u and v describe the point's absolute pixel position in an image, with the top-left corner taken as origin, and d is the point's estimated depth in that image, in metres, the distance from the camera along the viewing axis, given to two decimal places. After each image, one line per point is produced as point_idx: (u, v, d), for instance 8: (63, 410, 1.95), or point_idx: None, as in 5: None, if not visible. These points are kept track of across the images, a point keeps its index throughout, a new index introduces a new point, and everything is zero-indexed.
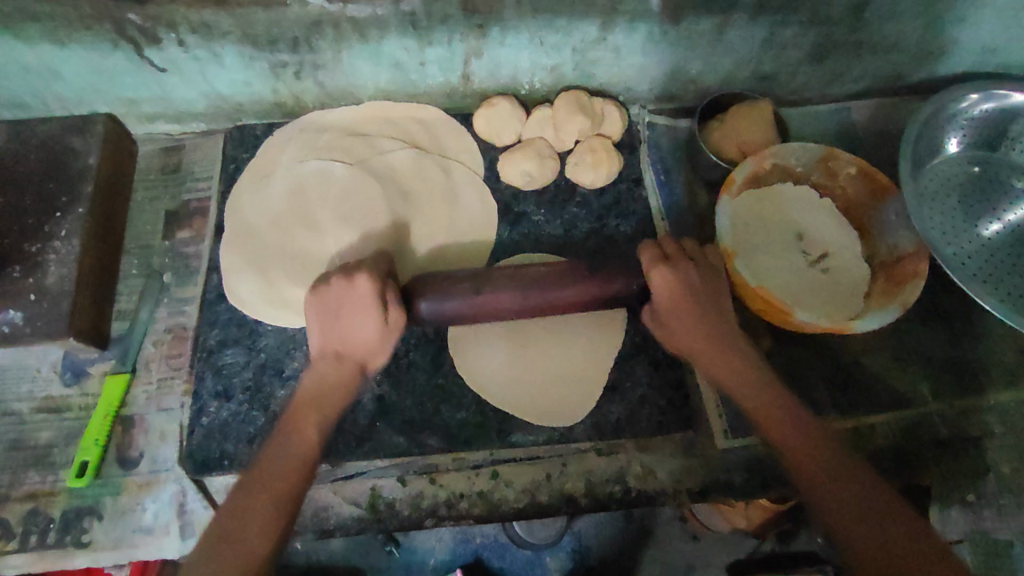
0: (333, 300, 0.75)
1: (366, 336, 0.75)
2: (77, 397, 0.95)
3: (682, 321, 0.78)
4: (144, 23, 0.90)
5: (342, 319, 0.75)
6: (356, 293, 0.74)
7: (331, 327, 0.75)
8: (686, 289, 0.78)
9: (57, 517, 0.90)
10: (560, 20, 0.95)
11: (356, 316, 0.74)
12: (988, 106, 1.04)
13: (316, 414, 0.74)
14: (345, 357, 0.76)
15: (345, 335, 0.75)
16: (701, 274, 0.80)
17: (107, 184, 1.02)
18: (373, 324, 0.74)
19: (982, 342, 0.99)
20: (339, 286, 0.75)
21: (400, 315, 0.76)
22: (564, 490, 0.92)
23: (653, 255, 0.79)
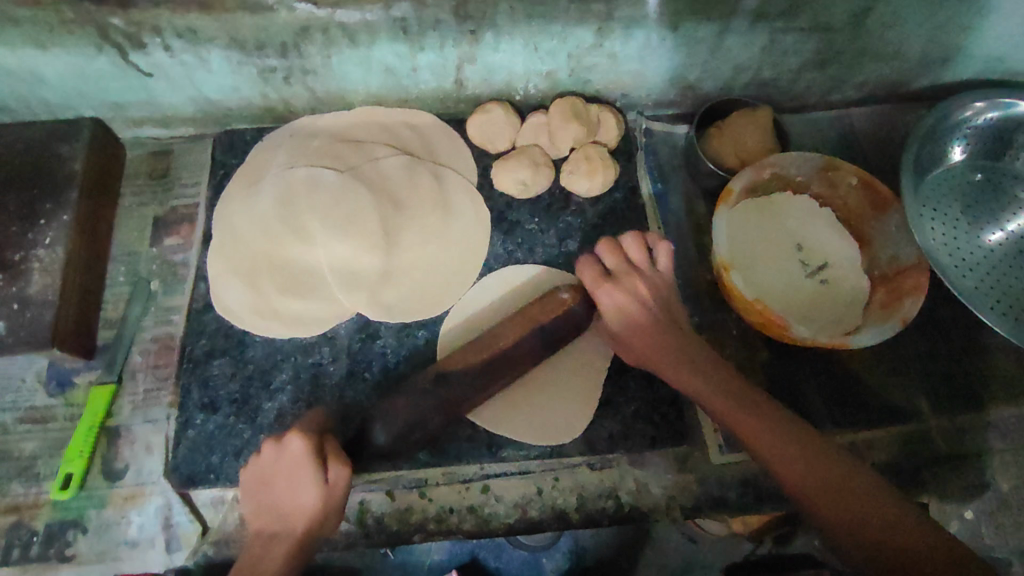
0: (267, 469, 0.70)
1: (301, 504, 0.68)
2: (63, 408, 0.94)
3: (622, 321, 0.82)
4: (128, 28, 0.88)
5: (278, 485, 0.69)
6: (287, 460, 0.69)
7: (269, 497, 0.70)
8: (630, 300, 0.82)
9: (41, 530, 0.89)
10: (555, 26, 0.93)
11: (289, 484, 0.68)
12: (992, 114, 1.02)
13: None
14: (282, 530, 0.68)
15: (279, 505, 0.69)
16: (648, 285, 0.83)
17: (94, 190, 1.01)
18: (308, 486, 0.68)
19: (983, 355, 0.97)
20: (270, 453, 0.70)
21: (340, 471, 0.69)
22: (555, 506, 0.91)
23: (595, 273, 0.84)
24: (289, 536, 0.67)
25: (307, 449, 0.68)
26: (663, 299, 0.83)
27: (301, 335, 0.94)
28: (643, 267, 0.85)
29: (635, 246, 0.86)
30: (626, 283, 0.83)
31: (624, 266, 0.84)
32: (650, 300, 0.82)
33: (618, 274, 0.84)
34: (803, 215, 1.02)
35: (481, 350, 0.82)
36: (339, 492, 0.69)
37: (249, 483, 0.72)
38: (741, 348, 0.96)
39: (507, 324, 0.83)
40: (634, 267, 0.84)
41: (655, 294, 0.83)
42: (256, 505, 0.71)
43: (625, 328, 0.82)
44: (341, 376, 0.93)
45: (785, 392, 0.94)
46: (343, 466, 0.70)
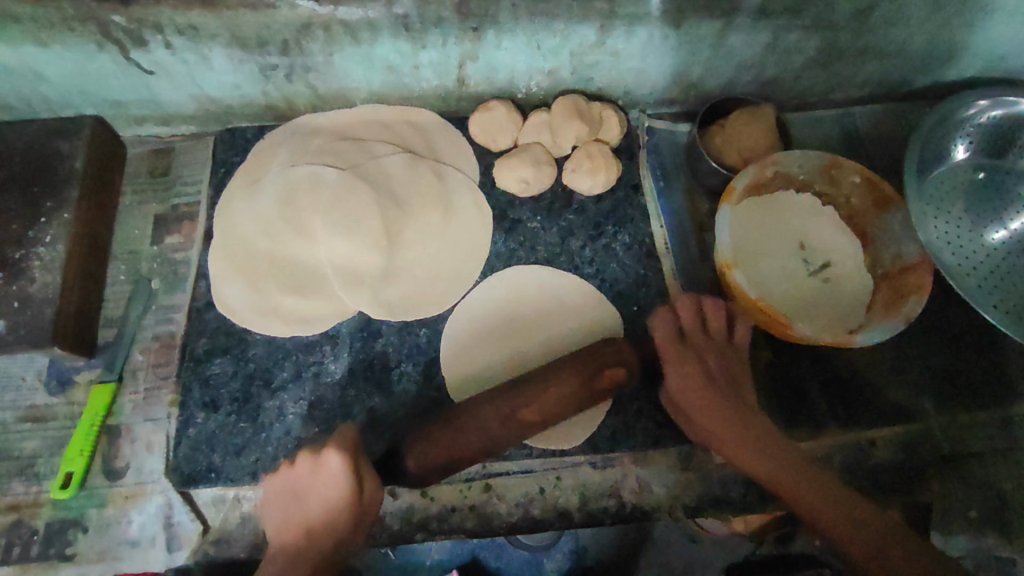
0: (300, 482, 0.76)
1: (328, 517, 0.73)
2: (63, 406, 0.94)
3: (682, 380, 0.79)
4: (129, 25, 0.87)
5: (307, 500, 0.75)
6: (321, 475, 0.74)
7: (297, 507, 0.76)
8: (697, 366, 0.80)
9: (41, 529, 0.89)
10: (558, 23, 0.93)
11: (321, 497, 0.74)
12: (995, 112, 1.02)
13: None
14: (304, 542, 0.73)
15: (305, 518, 0.74)
16: (715, 356, 0.82)
17: (94, 188, 1.00)
18: (337, 499, 0.73)
19: (987, 353, 0.97)
20: (306, 468, 0.75)
21: (376, 490, 0.75)
22: (557, 505, 0.90)
23: (668, 332, 0.83)
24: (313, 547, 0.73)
25: (344, 467, 0.73)
26: (728, 369, 0.83)
27: (302, 334, 0.94)
28: (715, 333, 0.85)
29: (714, 309, 0.86)
30: (695, 347, 0.82)
31: (699, 330, 0.84)
32: (716, 367, 0.81)
33: (691, 336, 0.84)
34: (804, 214, 1.02)
35: (531, 410, 0.76)
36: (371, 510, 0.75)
37: (275, 494, 0.78)
38: (744, 347, 0.96)
39: (560, 378, 0.77)
40: (707, 333, 0.85)
41: (722, 364, 0.83)
42: (280, 518, 0.76)
43: (688, 395, 0.79)
44: (342, 374, 0.92)
45: (787, 391, 0.93)
46: (378, 488, 0.76)
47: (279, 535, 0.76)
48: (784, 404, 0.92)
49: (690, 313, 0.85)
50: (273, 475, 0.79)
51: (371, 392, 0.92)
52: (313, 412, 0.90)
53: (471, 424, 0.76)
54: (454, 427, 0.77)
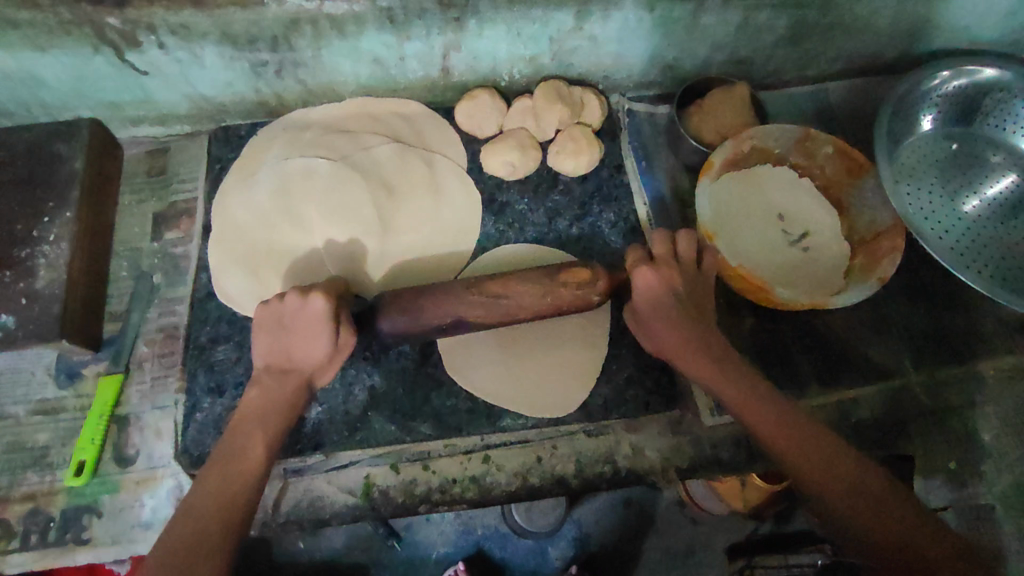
0: (286, 314, 0.78)
1: (317, 352, 0.78)
2: (72, 399, 0.97)
3: (649, 304, 0.78)
4: (123, 27, 0.91)
5: (292, 332, 0.78)
6: (308, 312, 0.77)
7: (283, 338, 0.79)
8: (665, 291, 0.78)
9: (57, 516, 0.91)
10: (536, 11, 0.97)
11: (306, 331, 0.78)
12: (959, 82, 1.06)
13: (261, 429, 0.76)
14: (290, 368, 0.79)
15: (291, 349, 0.79)
16: (685, 279, 0.80)
17: (94, 188, 1.03)
18: (324, 341, 0.77)
19: (964, 312, 1.00)
20: (293, 302, 0.78)
21: (349, 337, 0.79)
22: (556, 472, 0.92)
23: (639, 257, 0.80)
24: (300, 373, 0.79)
25: (327, 310, 0.76)
26: (696, 294, 0.80)
27: None
28: (685, 261, 0.81)
29: (686, 237, 0.81)
30: (666, 272, 0.79)
31: (670, 256, 0.81)
32: (685, 292, 0.79)
33: (662, 262, 0.80)
34: (785, 185, 1.05)
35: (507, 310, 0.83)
36: (344, 352, 0.80)
37: (263, 322, 0.80)
38: (728, 314, 0.99)
39: (536, 286, 0.82)
40: (678, 259, 0.81)
41: (691, 290, 0.80)
42: (268, 342, 0.80)
43: (656, 321, 0.78)
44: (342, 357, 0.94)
45: (773, 356, 0.97)
46: (353, 333, 0.80)
47: (264, 360, 0.80)
48: (770, 368, 0.96)
49: (665, 245, 0.81)
50: (264, 306, 0.80)
51: (370, 368, 0.92)
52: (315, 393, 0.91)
53: (446, 307, 0.84)
54: (430, 301, 0.84)
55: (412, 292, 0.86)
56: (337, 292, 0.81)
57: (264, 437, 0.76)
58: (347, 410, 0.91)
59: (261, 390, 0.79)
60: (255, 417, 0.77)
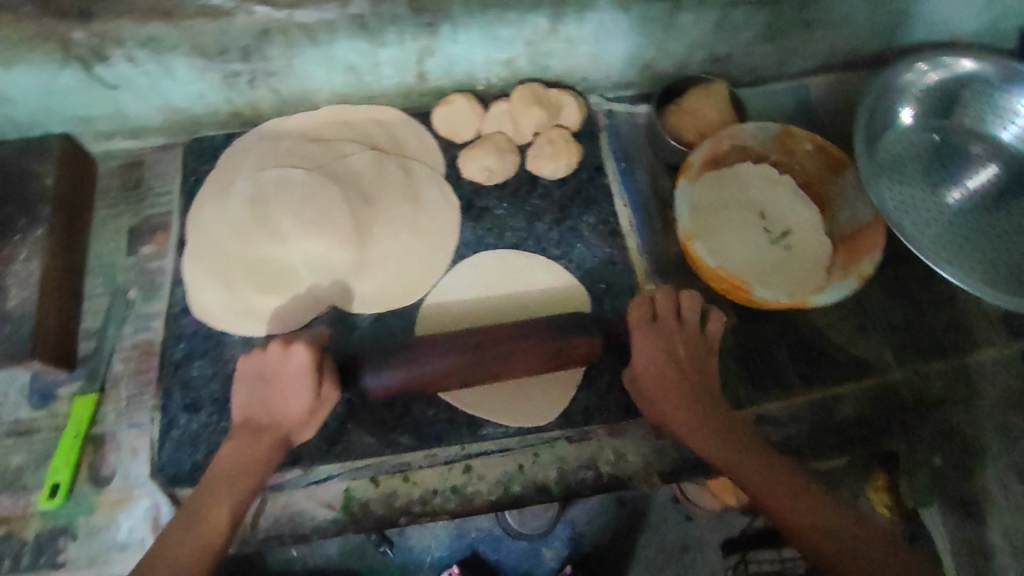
0: (270, 366, 0.80)
1: (294, 407, 0.79)
2: (46, 419, 0.95)
3: (650, 364, 0.82)
4: (91, 41, 0.89)
5: (273, 386, 0.80)
6: (290, 364, 0.79)
7: (263, 392, 0.80)
8: (663, 352, 0.82)
9: (31, 540, 0.90)
10: (510, 14, 0.96)
11: (289, 386, 0.79)
12: (936, 75, 1.06)
13: (232, 484, 0.76)
14: (267, 421, 0.79)
15: (270, 404, 0.80)
16: (686, 340, 0.84)
17: (66, 204, 1.02)
18: (303, 394, 0.78)
19: (945, 306, 0.99)
20: (275, 353, 0.80)
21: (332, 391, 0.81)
22: (537, 481, 0.91)
23: (643, 314, 0.84)
24: (276, 428, 0.79)
25: (310, 364, 0.78)
26: (695, 355, 0.84)
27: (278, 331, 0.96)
28: (687, 320, 0.85)
29: (689, 298, 0.85)
30: (666, 334, 0.83)
31: (672, 315, 0.84)
32: (683, 353, 0.83)
33: (663, 321, 0.84)
34: (765, 183, 1.04)
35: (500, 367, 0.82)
36: (325, 406, 0.81)
37: (246, 376, 0.81)
38: None
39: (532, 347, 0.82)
40: (680, 320, 0.85)
41: (692, 354, 0.83)
42: (247, 396, 0.81)
43: (650, 378, 0.82)
44: None
45: (754, 356, 0.96)
46: (336, 387, 0.81)
47: (242, 412, 0.81)
48: (752, 368, 0.95)
49: (669, 304, 0.85)
50: (246, 360, 0.82)
51: None
52: None
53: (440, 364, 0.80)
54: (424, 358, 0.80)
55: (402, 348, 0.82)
56: (321, 345, 0.82)
57: (233, 492, 0.76)
58: (324, 423, 0.89)
59: (234, 447, 0.78)
60: (228, 472, 0.76)
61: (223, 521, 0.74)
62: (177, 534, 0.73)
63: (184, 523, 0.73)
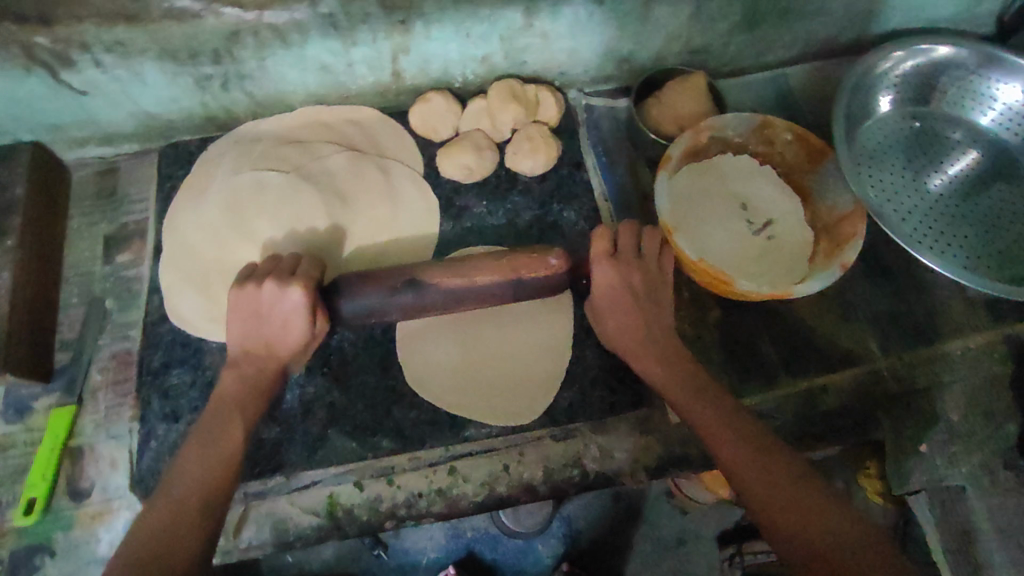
0: (264, 303, 0.80)
1: (292, 340, 0.80)
2: (23, 434, 0.93)
3: (603, 295, 0.85)
4: (55, 46, 0.87)
5: (268, 320, 0.80)
6: (286, 304, 0.79)
7: (258, 326, 0.81)
8: (620, 283, 0.84)
9: (7, 557, 0.88)
10: (483, 9, 0.95)
11: (283, 321, 0.79)
12: (914, 62, 1.05)
13: (239, 410, 0.77)
14: (266, 354, 0.81)
15: (267, 337, 0.81)
16: (644, 275, 0.86)
17: (38, 214, 1.00)
18: (300, 329, 0.79)
19: (927, 294, 0.99)
20: (270, 291, 0.79)
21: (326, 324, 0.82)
22: (523, 480, 0.89)
23: (602, 245, 0.86)
24: (273, 360, 0.81)
25: (305, 303, 0.78)
26: (654, 291, 0.86)
27: None
28: (647, 256, 0.87)
29: (650, 236, 0.88)
30: (624, 267, 0.85)
31: (630, 251, 0.86)
32: (640, 285, 0.84)
33: (623, 255, 0.86)
34: (745, 174, 1.04)
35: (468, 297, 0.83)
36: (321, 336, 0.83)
37: (236, 308, 0.81)
38: (694, 309, 0.98)
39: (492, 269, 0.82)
40: (640, 254, 0.87)
41: (649, 284, 0.85)
42: (240, 328, 0.81)
43: (608, 309, 0.85)
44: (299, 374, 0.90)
45: (738, 348, 0.95)
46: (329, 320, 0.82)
47: (237, 345, 0.81)
48: (736, 360, 0.95)
49: (629, 238, 0.88)
50: (237, 294, 0.81)
51: (329, 384, 0.90)
52: (273, 413, 0.88)
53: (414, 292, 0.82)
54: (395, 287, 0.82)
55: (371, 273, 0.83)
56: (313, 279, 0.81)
57: (242, 419, 0.76)
58: (306, 429, 0.88)
59: (234, 378, 0.80)
60: (230, 400, 0.78)
61: (228, 448, 0.74)
62: (188, 462, 0.72)
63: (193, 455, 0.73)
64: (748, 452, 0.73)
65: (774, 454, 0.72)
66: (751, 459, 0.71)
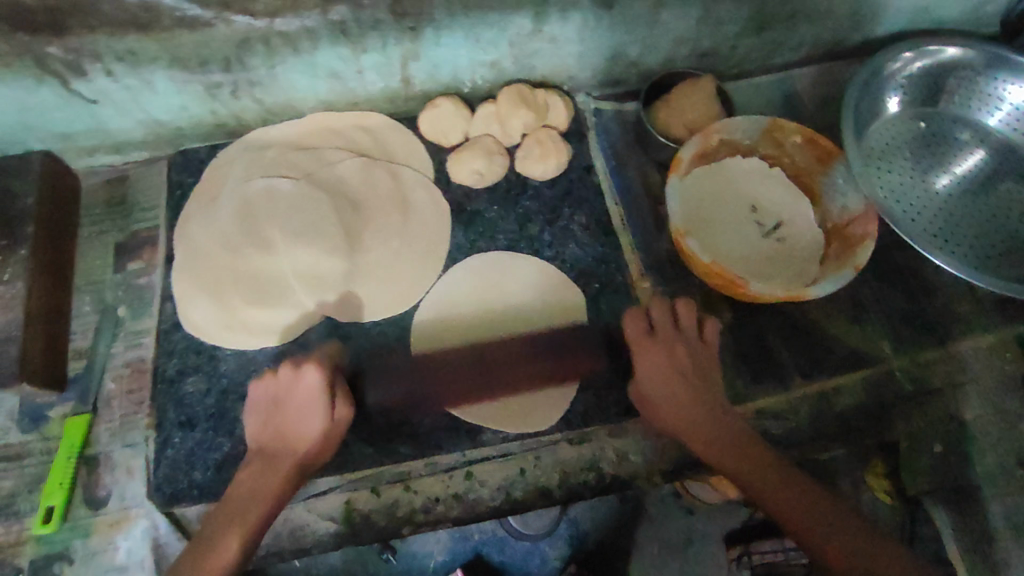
0: (282, 391, 0.80)
1: (307, 429, 0.78)
2: (38, 442, 0.93)
3: (654, 378, 0.83)
4: (67, 56, 0.88)
5: (286, 410, 0.80)
6: (302, 387, 0.79)
7: (274, 419, 0.80)
8: (666, 363, 0.84)
9: (26, 566, 0.88)
10: (493, 15, 0.95)
11: (301, 410, 0.79)
12: (922, 62, 1.06)
13: (239, 521, 0.74)
14: (280, 452, 0.78)
15: (282, 430, 0.79)
16: (687, 350, 0.85)
17: (49, 222, 1.00)
18: (316, 416, 0.78)
19: (938, 294, 0.99)
20: (286, 375, 0.80)
21: (346, 409, 0.80)
22: (539, 485, 0.91)
23: (639, 328, 0.86)
24: (287, 457, 0.78)
25: (321, 383, 0.78)
26: (699, 367, 0.85)
27: (269, 343, 0.94)
28: (687, 330, 0.87)
29: (685, 308, 0.88)
30: (665, 345, 0.85)
31: (669, 326, 0.86)
32: (687, 363, 0.84)
33: (661, 331, 0.86)
34: (755, 176, 1.04)
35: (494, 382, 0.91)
36: (339, 428, 0.79)
37: (257, 403, 0.82)
38: (705, 311, 0.98)
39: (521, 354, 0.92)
40: (678, 327, 0.87)
41: (695, 361, 0.85)
42: (259, 424, 0.81)
43: (656, 391, 0.84)
44: None
45: (752, 350, 0.96)
46: (349, 407, 0.80)
47: (256, 441, 0.80)
48: (749, 362, 0.95)
49: (664, 314, 0.87)
50: (258, 390, 0.82)
51: None
52: None
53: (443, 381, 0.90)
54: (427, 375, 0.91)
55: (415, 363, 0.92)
56: (333, 367, 0.83)
57: (241, 531, 0.73)
58: None
59: (250, 474, 0.77)
60: (239, 500, 0.75)
61: (226, 558, 0.71)
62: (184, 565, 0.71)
63: (193, 556, 0.72)
64: (826, 527, 0.74)
65: (836, 515, 0.75)
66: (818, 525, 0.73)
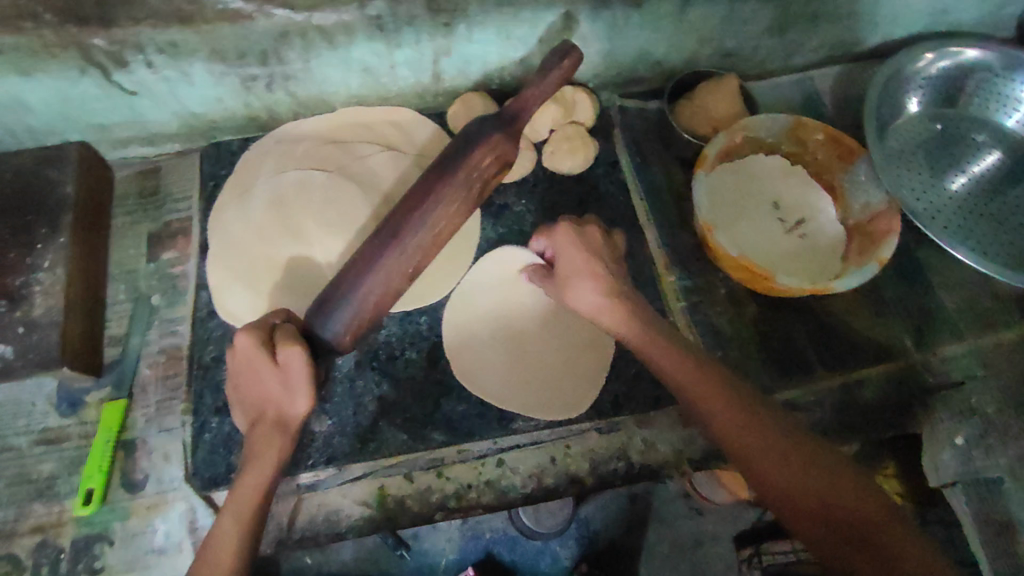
0: (237, 371, 0.82)
1: (270, 384, 0.79)
2: (76, 427, 0.95)
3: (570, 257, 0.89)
4: (110, 47, 0.89)
5: (250, 382, 0.81)
6: (242, 354, 0.79)
7: (247, 394, 0.82)
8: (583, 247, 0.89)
9: (68, 546, 0.90)
10: (525, 12, 0.97)
11: (255, 373, 0.79)
12: (943, 63, 1.08)
13: (236, 503, 0.76)
14: (266, 412, 0.80)
15: (259, 396, 0.81)
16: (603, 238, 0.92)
17: (87, 211, 1.02)
18: (265, 367, 0.78)
19: (959, 291, 1.02)
20: (232, 358, 0.82)
21: (285, 348, 0.76)
22: (568, 472, 0.94)
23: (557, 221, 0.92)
24: (271, 416, 0.80)
25: (248, 340, 0.77)
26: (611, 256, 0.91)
27: None
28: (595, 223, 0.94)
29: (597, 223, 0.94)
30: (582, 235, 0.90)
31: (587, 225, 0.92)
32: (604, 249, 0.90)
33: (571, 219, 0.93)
34: (778, 174, 1.06)
35: (423, 234, 0.82)
36: (295, 365, 0.76)
37: (233, 392, 0.84)
38: (730, 305, 1.01)
39: (414, 196, 0.83)
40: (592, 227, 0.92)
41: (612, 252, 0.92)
42: (242, 406, 0.83)
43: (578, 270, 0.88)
44: (350, 367, 0.92)
45: (777, 343, 0.98)
46: (290, 346, 0.76)
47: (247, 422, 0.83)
48: (775, 355, 0.97)
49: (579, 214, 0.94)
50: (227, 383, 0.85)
51: (378, 378, 0.92)
52: (324, 406, 0.90)
53: (377, 273, 0.80)
54: (361, 274, 0.80)
55: (334, 284, 0.81)
56: (266, 323, 0.80)
57: (253, 507, 0.76)
58: (357, 422, 0.90)
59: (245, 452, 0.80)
60: (245, 474, 0.78)
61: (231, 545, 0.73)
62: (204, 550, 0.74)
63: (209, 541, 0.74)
64: (741, 419, 0.77)
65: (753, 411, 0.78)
66: (733, 415, 0.78)
